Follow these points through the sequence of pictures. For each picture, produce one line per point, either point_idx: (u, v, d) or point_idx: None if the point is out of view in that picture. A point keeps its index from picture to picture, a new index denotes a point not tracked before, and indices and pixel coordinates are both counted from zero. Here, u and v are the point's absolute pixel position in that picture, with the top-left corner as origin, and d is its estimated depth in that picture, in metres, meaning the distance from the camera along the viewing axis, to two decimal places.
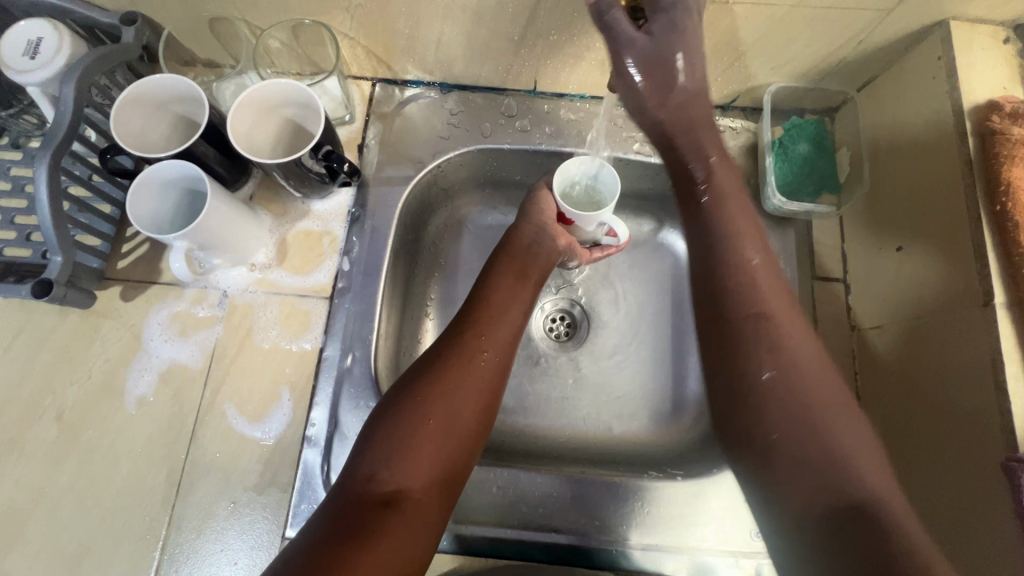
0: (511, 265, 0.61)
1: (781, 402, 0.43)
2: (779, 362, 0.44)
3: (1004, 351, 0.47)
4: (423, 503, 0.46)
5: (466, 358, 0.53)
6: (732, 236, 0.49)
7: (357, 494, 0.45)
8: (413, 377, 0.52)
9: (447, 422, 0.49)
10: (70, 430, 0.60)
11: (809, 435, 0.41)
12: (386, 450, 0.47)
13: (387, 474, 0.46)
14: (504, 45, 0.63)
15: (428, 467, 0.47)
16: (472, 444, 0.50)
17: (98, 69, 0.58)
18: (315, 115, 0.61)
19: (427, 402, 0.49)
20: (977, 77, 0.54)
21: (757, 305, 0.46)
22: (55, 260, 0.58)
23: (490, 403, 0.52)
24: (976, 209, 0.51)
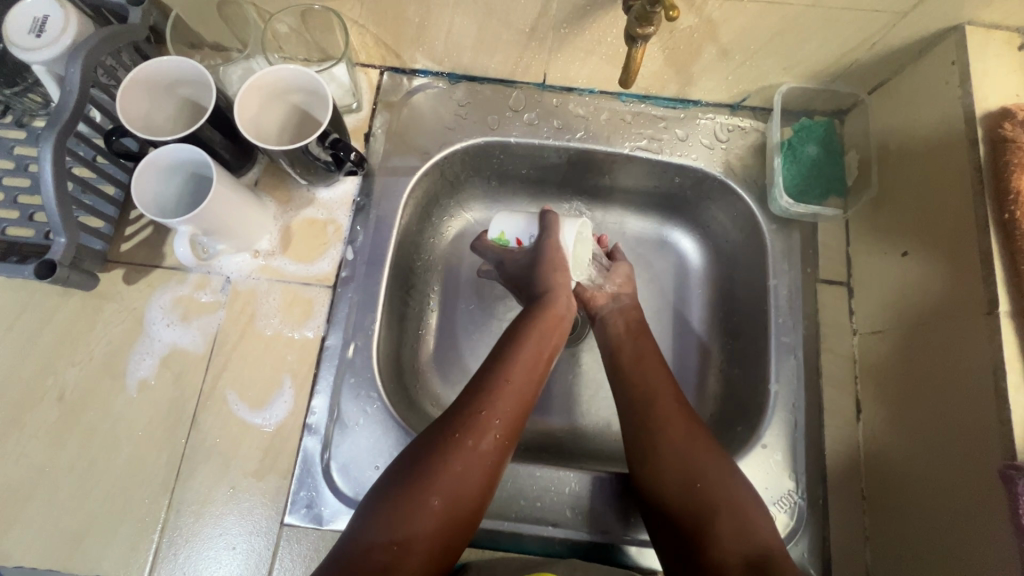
0: (531, 332, 0.59)
1: (676, 454, 0.54)
2: (677, 442, 0.55)
3: (1007, 360, 0.47)
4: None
5: (476, 432, 0.52)
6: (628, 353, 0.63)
7: (356, 562, 0.46)
8: (423, 446, 0.51)
9: (450, 497, 0.49)
10: (71, 411, 0.60)
11: (696, 482, 0.53)
12: (387, 523, 0.47)
13: (387, 543, 0.47)
14: (515, 37, 0.63)
15: (425, 543, 0.48)
16: (470, 520, 0.51)
17: (105, 48, 0.57)
18: (323, 103, 0.61)
19: (433, 479, 0.49)
20: (992, 83, 0.54)
21: (655, 395, 0.59)
22: (59, 241, 0.57)
23: (491, 477, 0.52)
24: (984, 219, 0.51)
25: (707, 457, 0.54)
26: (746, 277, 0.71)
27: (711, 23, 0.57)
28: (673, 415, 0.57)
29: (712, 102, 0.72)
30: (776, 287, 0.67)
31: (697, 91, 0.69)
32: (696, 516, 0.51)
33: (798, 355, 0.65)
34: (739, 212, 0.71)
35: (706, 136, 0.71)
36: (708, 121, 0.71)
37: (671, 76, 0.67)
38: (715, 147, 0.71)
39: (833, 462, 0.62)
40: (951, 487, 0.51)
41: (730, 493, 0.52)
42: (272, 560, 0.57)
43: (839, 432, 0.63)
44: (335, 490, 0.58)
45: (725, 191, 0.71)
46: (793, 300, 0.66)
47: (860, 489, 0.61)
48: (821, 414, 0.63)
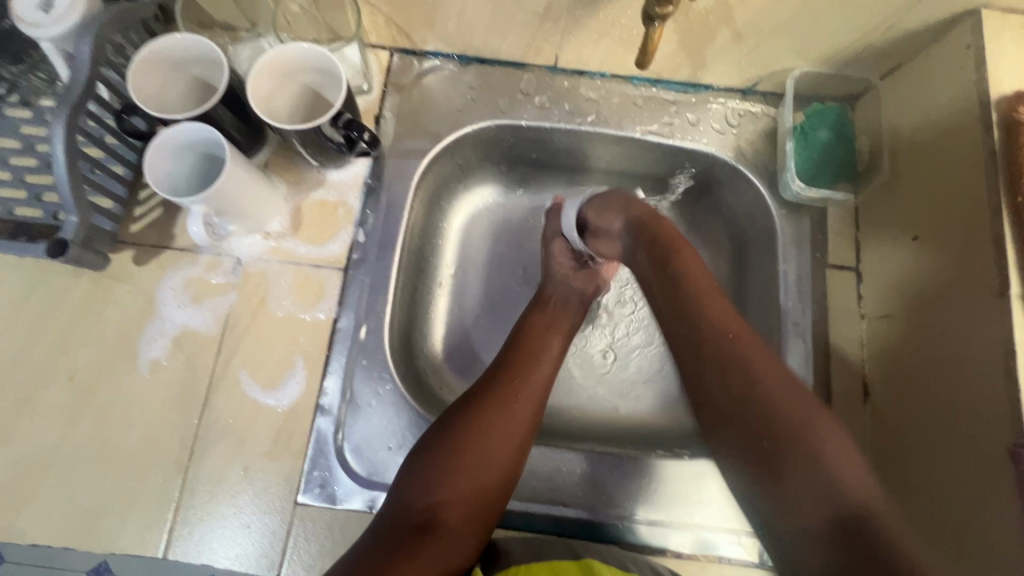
0: (538, 308, 0.64)
1: (729, 373, 0.50)
2: (742, 376, 0.49)
3: (1017, 341, 0.48)
4: (458, 532, 0.47)
5: (504, 398, 0.53)
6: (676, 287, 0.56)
7: (397, 522, 0.47)
8: (454, 412, 0.53)
9: (484, 459, 0.50)
10: (84, 391, 0.60)
11: (757, 411, 0.47)
12: (426, 483, 0.48)
13: (426, 501, 0.48)
14: (529, 18, 0.62)
15: (465, 499, 0.49)
16: (507, 481, 0.51)
17: (114, 25, 0.57)
18: (336, 82, 0.60)
19: (466, 438, 0.50)
20: (1007, 67, 0.54)
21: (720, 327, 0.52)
22: (70, 220, 0.57)
23: (523, 441, 0.52)
24: (998, 203, 0.51)
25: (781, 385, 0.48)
26: (755, 262, 0.71)
27: (726, 5, 0.57)
28: (743, 345, 0.51)
29: (723, 87, 0.71)
30: (786, 272, 0.67)
31: (709, 75, 0.69)
32: (761, 452, 0.46)
33: (807, 339, 0.65)
34: (750, 197, 0.71)
35: (717, 121, 0.71)
36: (720, 106, 0.71)
37: (684, 59, 0.66)
38: (726, 132, 0.70)
39: None
40: (959, 468, 0.52)
41: (813, 427, 0.45)
42: (286, 540, 0.58)
43: (848, 416, 0.64)
44: (348, 471, 0.59)
45: (736, 176, 0.71)
46: (802, 285, 0.67)
47: None
48: (830, 398, 0.64)
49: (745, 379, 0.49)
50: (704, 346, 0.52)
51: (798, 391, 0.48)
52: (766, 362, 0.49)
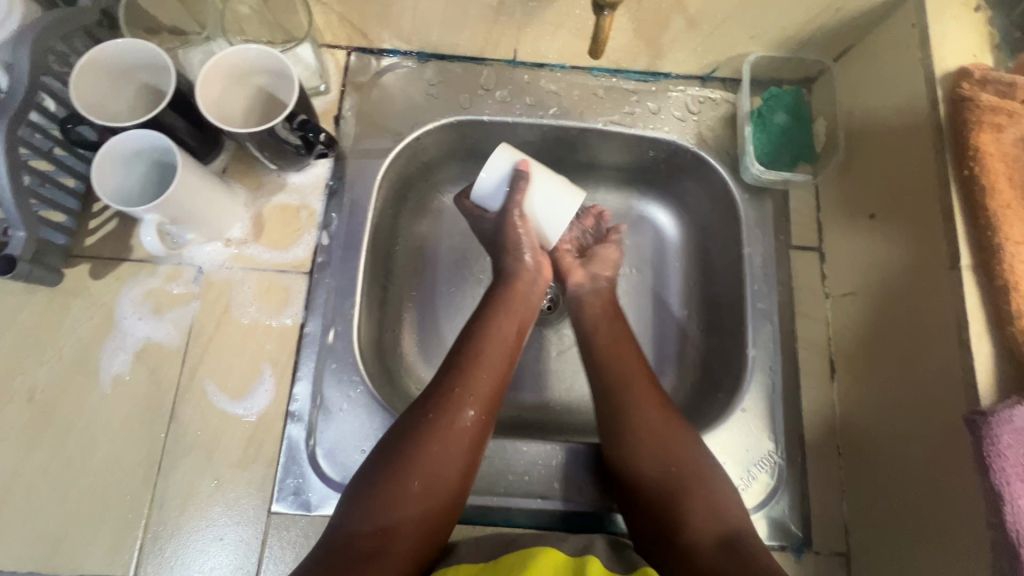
0: (494, 308, 0.60)
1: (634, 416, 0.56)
2: (647, 431, 0.55)
3: (969, 311, 0.49)
4: (405, 556, 0.47)
5: (454, 416, 0.52)
6: (608, 362, 0.60)
7: (340, 551, 0.46)
8: (404, 432, 0.51)
9: (433, 479, 0.50)
10: (43, 412, 0.58)
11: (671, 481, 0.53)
12: (371, 508, 0.47)
13: (371, 527, 0.47)
14: (483, 12, 0.62)
15: (411, 523, 0.48)
16: (455, 497, 0.51)
17: (54, 32, 0.55)
18: (289, 84, 0.59)
19: (411, 459, 0.49)
20: (951, 44, 0.55)
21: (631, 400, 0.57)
22: (18, 236, 0.56)
23: (470, 457, 0.52)
24: (946, 177, 0.52)
25: (715, 493, 0.52)
26: (721, 247, 0.72)
27: None
28: (612, 348, 0.61)
29: (682, 75, 0.72)
30: (751, 255, 0.68)
31: (667, 63, 0.69)
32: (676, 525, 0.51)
33: (774, 320, 0.66)
34: (713, 182, 0.71)
35: (678, 108, 0.71)
36: (679, 93, 0.72)
37: (641, 48, 0.67)
38: (687, 119, 0.71)
39: (809, 422, 0.64)
40: (921, 439, 0.53)
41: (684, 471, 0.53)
42: (262, 549, 0.57)
43: (816, 394, 0.65)
44: (321, 476, 0.58)
45: (699, 162, 0.71)
46: (766, 267, 0.68)
47: (835, 446, 0.64)
48: (798, 377, 0.65)
49: (653, 441, 0.55)
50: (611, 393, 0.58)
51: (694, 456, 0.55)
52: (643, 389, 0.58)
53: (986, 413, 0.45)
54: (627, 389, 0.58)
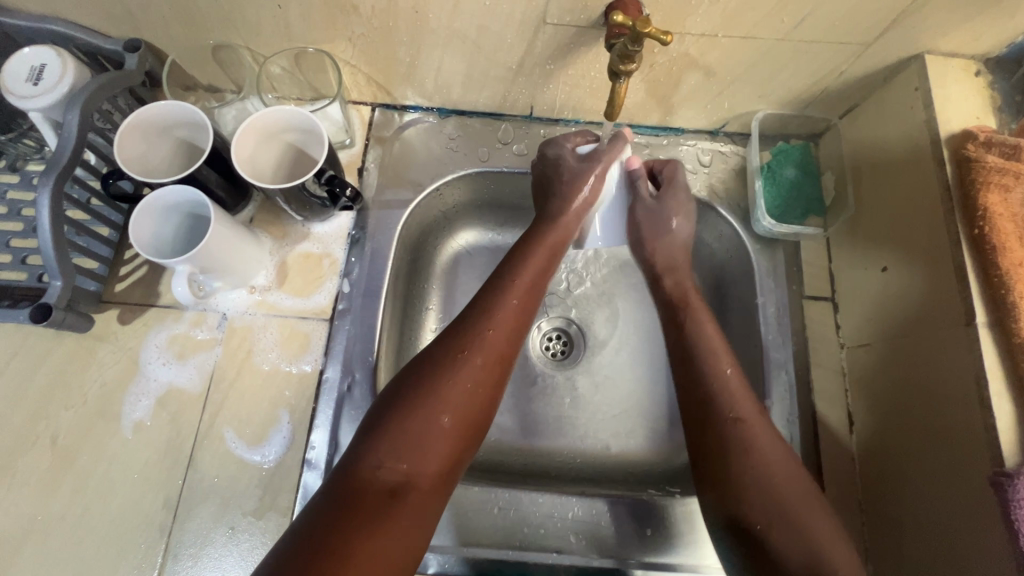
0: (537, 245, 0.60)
1: (753, 461, 0.51)
2: (748, 446, 0.51)
3: (987, 369, 0.50)
4: (428, 492, 0.46)
5: (483, 349, 0.52)
6: (729, 396, 0.54)
7: (362, 483, 0.44)
8: (429, 366, 0.50)
9: (460, 413, 0.49)
10: (65, 457, 0.59)
11: (790, 527, 0.48)
12: (396, 441, 0.46)
13: (397, 464, 0.45)
14: (502, 73, 0.65)
15: (437, 459, 0.47)
16: (478, 432, 0.50)
17: (102, 94, 0.59)
18: (317, 141, 0.62)
19: (441, 394, 0.48)
20: (952, 107, 0.58)
21: (730, 406, 0.53)
22: (54, 284, 0.58)
23: (493, 393, 0.52)
24: (956, 234, 0.54)
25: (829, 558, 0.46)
26: (733, 295, 0.72)
27: (689, 57, 0.60)
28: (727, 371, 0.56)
29: (693, 130, 0.74)
30: (765, 304, 0.68)
31: (678, 120, 0.72)
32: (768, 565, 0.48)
33: (790, 370, 0.65)
34: (724, 233, 0.72)
35: (690, 161, 0.74)
36: (690, 147, 0.74)
37: (653, 106, 0.69)
38: (698, 171, 0.73)
39: (832, 477, 0.62)
40: (948, 498, 0.52)
41: (809, 528, 0.48)
42: None
43: (837, 449, 0.63)
44: None
45: (710, 213, 0.72)
46: (781, 316, 0.68)
47: (857, 502, 0.62)
48: (817, 429, 0.64)
49: (773, 499, 0.49)
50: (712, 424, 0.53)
51: (803, 476, 0.51)
52: (773, 441, 0.52)
53: (1012, 474, 0.45)
54: (731, 402, 0.54)
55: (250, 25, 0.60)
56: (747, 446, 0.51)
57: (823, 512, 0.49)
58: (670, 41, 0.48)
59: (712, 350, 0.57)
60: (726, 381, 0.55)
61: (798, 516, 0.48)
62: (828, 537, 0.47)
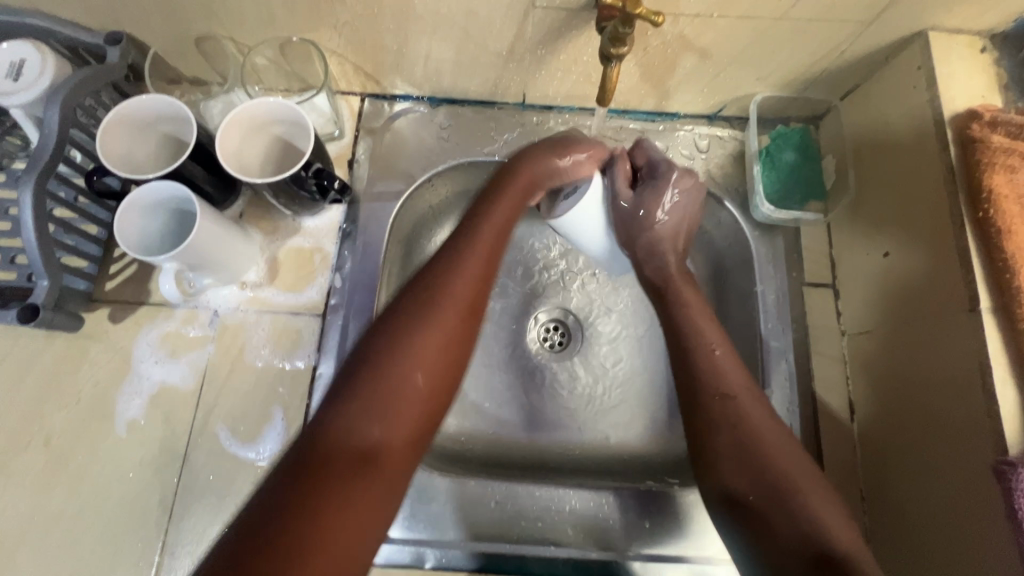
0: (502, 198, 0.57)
1: (732, 432, 0.51)
2: (738, 421, 0.52)
3: (991, 355, 0.49)
4: (398, 457, 0.45)
5: (450, 303, 0.50)
6: (714, 368, 0.54)
7: (325, 448, 0.42)
8: (394, 320, 0.49)
9: (427, 375, 0.48)
10: (60, 456, 0.59)
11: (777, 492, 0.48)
12: (363, 403, 0.44)
13: (365, 433, 0.43)
14: (493, 59, 0.64)
15: (406, 423, 0.46)
16: (447, 396, 0.50)
17: (84, 89, 0.58)
18: (304, 132, 0.61)
19: (409, 352, 0.47)
20: (957, 86, 0.56)
21: (717, 384, 0.54)
22: (41, 284, 0.57)
23: (464, 348, 0.51)
24: (960, 218, 0.52)
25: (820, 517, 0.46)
26: (732, 284, 0.71)
27: (684, 39, 0.58)
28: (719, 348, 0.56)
29: (689, 114, 0.73)
30: (764, 293, 0.66)
31: (675, 104, 0.70)
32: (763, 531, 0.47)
33: (790, 359, 0.64)
34: (722, 220, 0.71)
35: (686, 147, 0.72)
36: (687, 132, 0.72)
37: (648, 91, 0.68)
38: (695, 157, 0.71)
39: (832, 467, 0.61)
40: (949, 486, 0.52)
41: (798, 488, 0.48)
42: None
43: (837, 439, 0.62)
44: None
45: (707, 200, 0.71)
46: (781, 305, 0.66)
47: (858, 491, 0.61)
48: (817, 419, 0.63)
49: (762, 462, 0.50)
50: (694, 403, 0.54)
51: (802, 459, 0.50)
52: (759, 413, 0.52)
53: (1015, 463, 0.45)
54: (717, 377, 0.54)
55: (233, 15, 0.59)
56: (735, 422, 0.52)
57: (822, 488, 0.48)
58: (662, 22, 0.47)
59: (698, 329, 0.57)
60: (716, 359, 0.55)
61: (790, 492, 0.48)
62: (819, 500, 0.47)
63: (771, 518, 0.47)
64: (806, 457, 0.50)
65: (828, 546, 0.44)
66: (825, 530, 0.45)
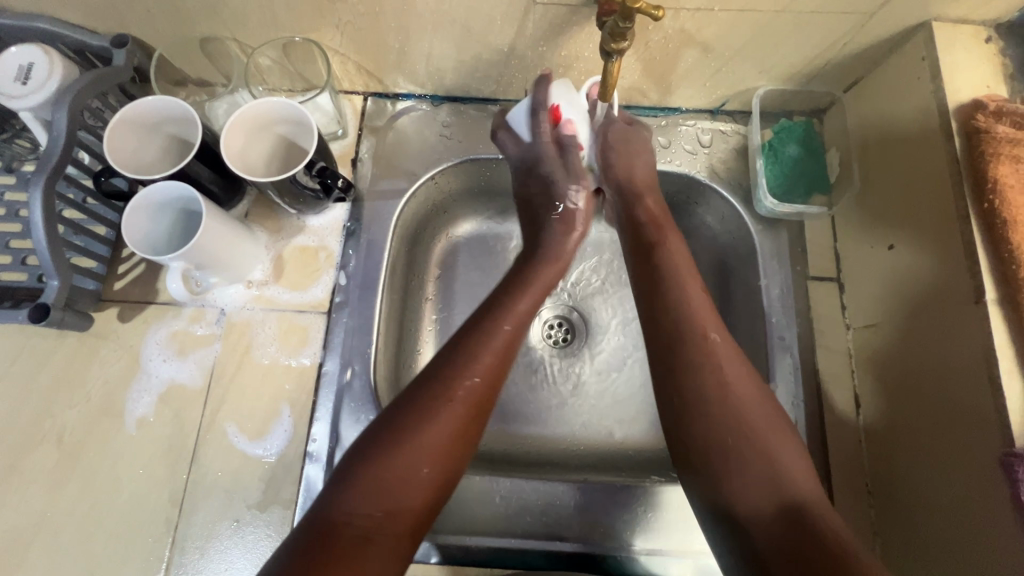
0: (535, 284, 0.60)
1: (705, 373, 0.51)
2: (713, 370, 0.51)
3: (997, 347, 0.48)
4: (396, 540, 0.44)
5: (467, 393, 0.50)
6: (685, 306, 0.54)
7: (330, 529, 0.43)
8: (411, 402, 0.49)
9: (437, 466, 0.47)
10: (72, 453, 0.60)
11: (743, 441, 0.48)
12: (372, 490, 0.45)
13: (367, 514, 0.44)
14: (494, 56, 0.64)
15: (411, 502, 0.46)
16: (455, 476, 0.49)
17: (91, 91, 0.58)
18: (307, 131, 0.62)
19: (421, 439, 0.47)
20: (962, 76, 0.55)
21: (697, 327, 0.53)
22: (52, 284, 0.58)
23: (477, 431, 0.51)
24: (965, 209, 0.52)
25: (779, 464, 0.47)
26: (736, 279, 0.71)
27: (685, 33, 0.58)
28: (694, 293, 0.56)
29: (692, 109, 0.72)
30: (769, 287, 0.66)
31: (677, 99, 0.70)
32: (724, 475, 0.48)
33: (795, 353, 0.64)
34: (725, 215, 0.71)
35: (689, 142, 0.71)
36: (690, 127, 0.72)
37: (650, 86, 0.68)
38: (698, 152, 0.71)
39: (838, 461, 0.61)
40: (955, 478, 0.51)
41: (767, 439, 0.48)
42: None
43: (843, 433, 0.62)
44: None
45: (711, 195, 0.71)
46: (786, 299, 0.66)
47: (864, 485, 0.61)
48: (823, 413, 0.63)
49: (736, 412, 0.49)
50: (668, 347, 0.53)
51: (770, 409, 0.50)
52: (733, 364, 0.51)
53: (1022, 454, 0.45)
54: (689, 316, 0.54)
55: (236, 16, 0.59)
56: (720, 381, 0.50)
57: (790, 443, 0.49)
58: (662, 15, 0.46)
59: (675, 274, 0.57)
60: (691, 299, 0.55)
61: (761, 442, 0.48)
62: (789, 456, 0.48)
63: (736, 468, 0.48)
64: (774, 409, 0.50)
65: (791, 498, 0.46)
66: (790, 481, 0.46)
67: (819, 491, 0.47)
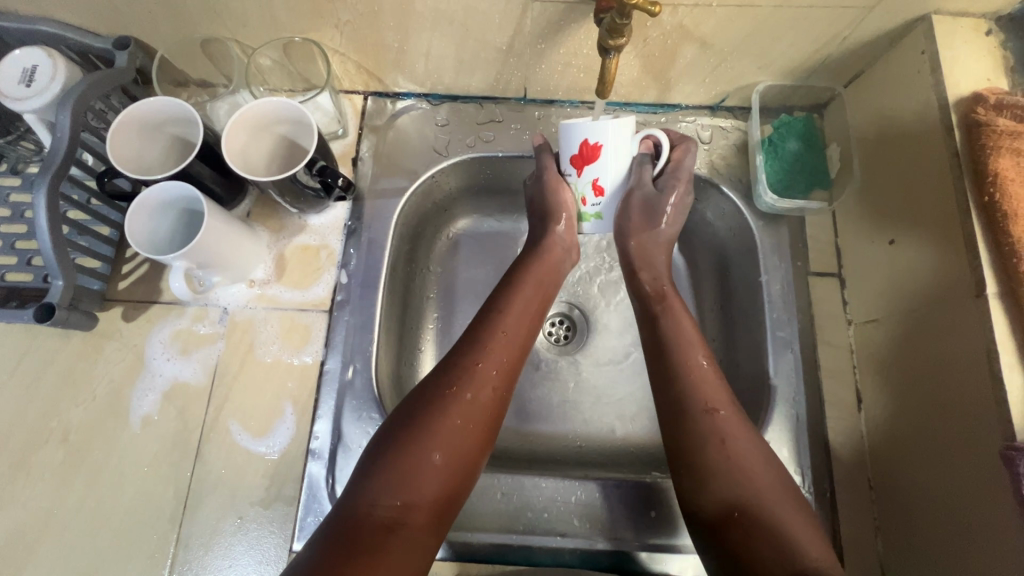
0: (528, 278, 0.62)
1: (707, 435, 0.52)
2: (722, 436, 0.52)
3: (998, 341, 0.48)
4: (421, 526, 0.47)
5: (475, 386, 0.53)
6: (695, 380, 0.55)
7: (357, 519, 0.45)
8: (423, 399, 0.52)
9: (451, 453, 0.50)
10: (78, 451, 0.61)
11: (753, 511, 0.48)
12: (391, 479, 0.47)
13: (389, 504, 0.46)
14: (493, 54, 0.64)
15: (430, 491, 0.48)
16: (473, 466, 0.51)
17: (93, 92, 0.59)
18: (307, 130, 0.62)
19: (434, 432, 0.50)
20: (962, 69, 0.55)
21: (702, 397, 0.54)
22: (57, 284, 0.59)
23: (491, 426, 0.53)
24: (965, 202, 0.52)
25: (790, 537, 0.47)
26: (736, 275, 0.71)
27: (683, 29, 0.58)
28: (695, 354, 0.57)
29: (692, 105, 0.72)
30: (770, 283, 0.66)
31: (676, 95, 0.70)
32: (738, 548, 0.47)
33: (796, 349, 0.64)
34: (726, 211, 0.71)
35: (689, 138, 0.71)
36: (689, 123, 0.72)
37: (649, 82, 0.68)
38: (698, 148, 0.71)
39: (840, 457, 0.61)
40: (957, 472, 0.51)
41: (772, 509, 0.48)
42: None
43: (844, 428, 0.62)
44: None
45: (711, 191, 0.71)
46: (787, 295, 0.66)
47: (866, 480, 0.60)
48: (824, 409, 0.63)
49: (744, 474, 0.50)
50: (672, 398, 0.55)
51: (780, 479, 0.50)
52: (737, 425, 0.52)
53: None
54: (696, 389, 0.55)
55: (236, 17, 0.60)
56: (722, 432, 0.52)
57: (795, 509, 0.49)
58: (660, 11, 0.46)
59: (677, 336, 0.58)
60: (697, 372, 0.56)
61: (774, 512, 0.48)
62: (793, 517, 0.48)
63: (753, 538, 0.47)
64: (784, 480, 0.51)
65: (801, 565, 0.45)
66: (797, 544, 0.46)
67: (828, 553, 0.47)
